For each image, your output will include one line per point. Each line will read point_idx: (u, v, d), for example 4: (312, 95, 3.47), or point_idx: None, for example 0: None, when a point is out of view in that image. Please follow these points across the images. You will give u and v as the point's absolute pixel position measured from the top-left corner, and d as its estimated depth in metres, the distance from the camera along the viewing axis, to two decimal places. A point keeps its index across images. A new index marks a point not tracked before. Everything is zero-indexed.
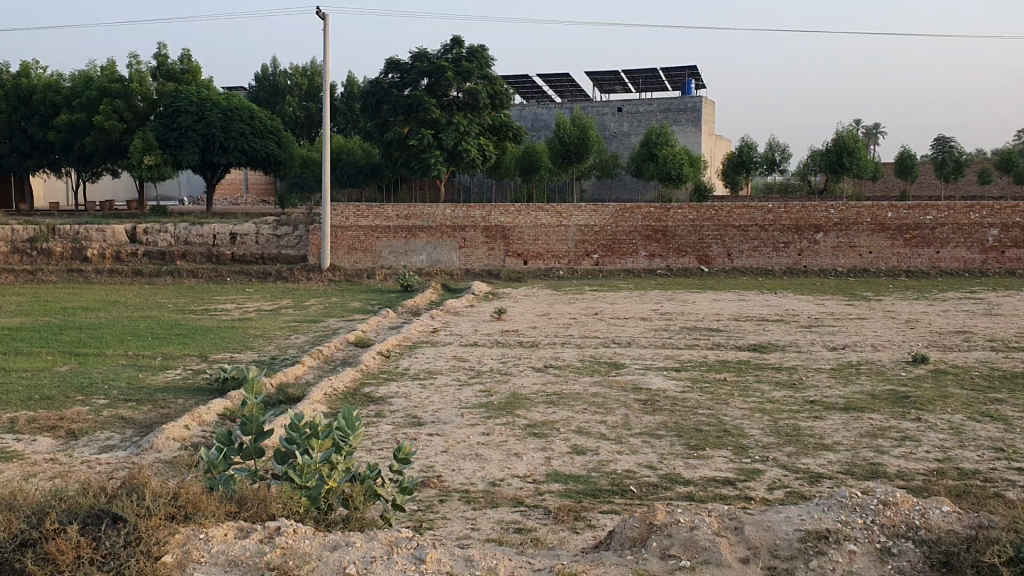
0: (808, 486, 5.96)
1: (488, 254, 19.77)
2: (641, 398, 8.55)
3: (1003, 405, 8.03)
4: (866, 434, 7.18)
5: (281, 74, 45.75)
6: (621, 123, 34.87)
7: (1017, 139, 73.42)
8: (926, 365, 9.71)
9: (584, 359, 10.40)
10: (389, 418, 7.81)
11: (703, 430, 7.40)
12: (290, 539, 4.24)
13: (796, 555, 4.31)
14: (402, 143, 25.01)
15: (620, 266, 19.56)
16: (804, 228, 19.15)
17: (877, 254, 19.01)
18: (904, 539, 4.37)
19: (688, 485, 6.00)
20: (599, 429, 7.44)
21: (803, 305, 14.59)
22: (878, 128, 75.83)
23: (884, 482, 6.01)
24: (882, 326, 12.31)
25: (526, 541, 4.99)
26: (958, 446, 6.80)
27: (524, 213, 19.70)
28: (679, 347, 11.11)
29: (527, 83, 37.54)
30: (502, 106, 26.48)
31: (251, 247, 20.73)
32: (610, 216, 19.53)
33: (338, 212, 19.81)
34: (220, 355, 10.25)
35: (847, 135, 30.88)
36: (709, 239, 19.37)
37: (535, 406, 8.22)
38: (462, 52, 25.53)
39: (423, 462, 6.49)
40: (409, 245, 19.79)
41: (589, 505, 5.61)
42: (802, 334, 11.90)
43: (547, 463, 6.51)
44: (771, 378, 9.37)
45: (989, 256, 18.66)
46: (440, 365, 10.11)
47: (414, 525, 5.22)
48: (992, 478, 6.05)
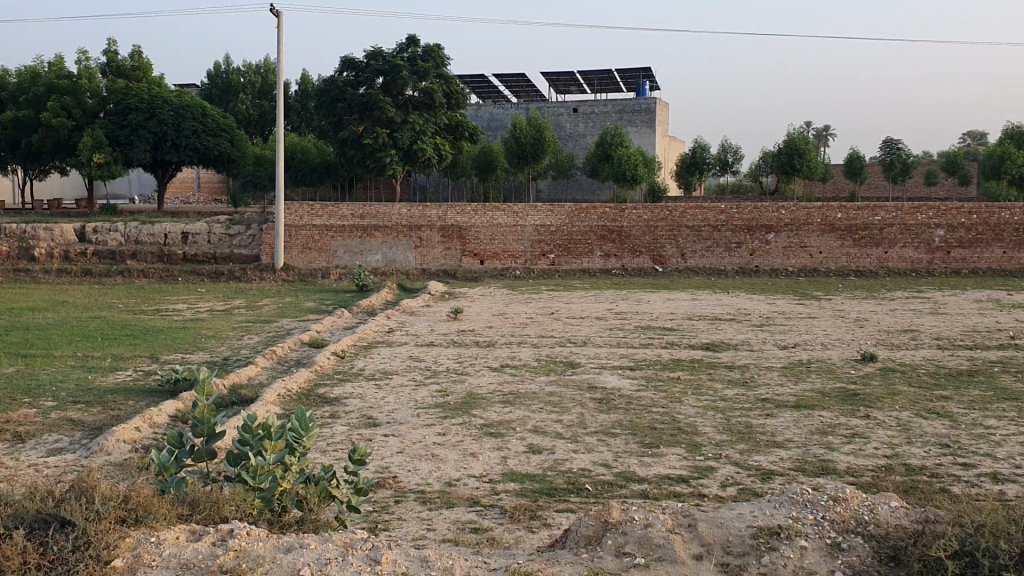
0: (759, 483, 6.04)
1: (443, 254, 19.72)
2: (596, 396, 8.60)
3: (949, 402, 8.21)
4: (816, 432, 7.30)
5: (234, 71, 45.18)
6: (577, 123, 34.99)
7: (961, 142, 75.26)
8: (874, 363, 9.90)
9: (539, 359, 10.42)
10: (344, 419, 7.77)
11: (657, 428, 7.47)
12: (242, 542, 4.20)
13: (748, 551, 4.37)
14: (357, 142, 24.86)
15: (575, 265, 19.64)
16: (755, 228, 19.40)
17: (826, 254, 19.33)
18: (853, 535, 4.46)
19: (643, 483, 6.06)
20: (554, 428, 7.47)
21: (755, 305, 14.78)
22: (828, 129, 77.29)
23: (834, 478, 6.12)
24: (832, 325, 12.51)
25: (482, 540, 5.00)
26: (905, 443, 6.93)
27: (479, 213, 19.69)
28: (634, 346, 11.19)
29: (483, 83, 37.53)
30: (458, 106, 26.44)
31: (203, 247, 20.45)
32: (566, 216, 19.61)
33: (292, 212, 19.64)
34: (172, 356, 10.12)
35: (798, 136, 31.34)
36: (663, 239, 19.54)
37: (490, 406, 8.22)
38: (418, 51, 25.43)
39: (379, 463, 6.47)
40: (364, 245, 19.69)
41: (545, 504, 5.63)
42: (755, 333, 12.04)
43: (503, 462, 6.52)
44: (724, 376, 9.48)
45: (935, 256, 19.05)
46: (395, 365, 10.07)
47: (369, 526, 5.20)
48: (938, 473, 6.19)
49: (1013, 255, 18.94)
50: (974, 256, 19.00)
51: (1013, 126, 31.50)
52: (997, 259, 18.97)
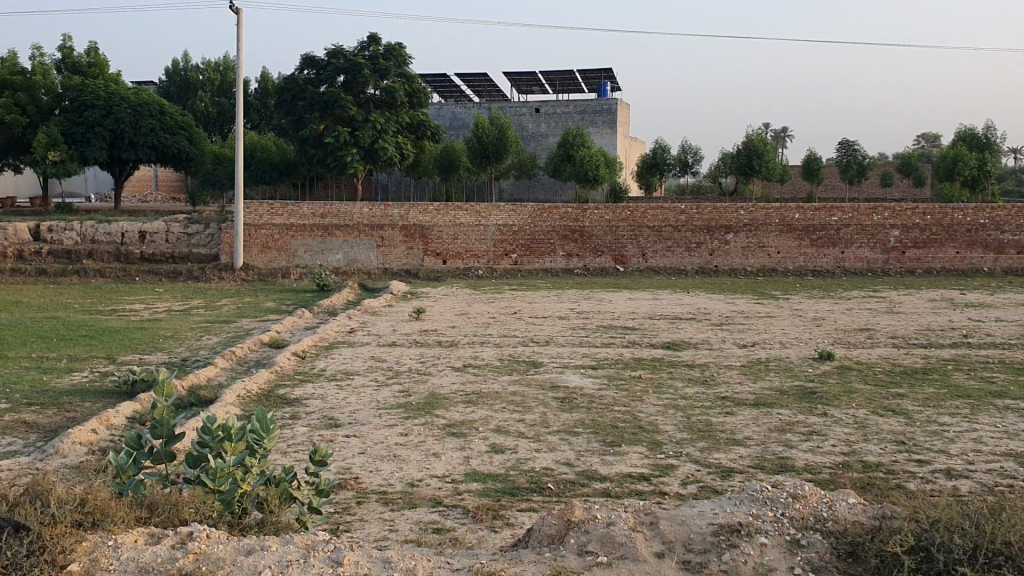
0: (719, 481, 6.10)
1: (405, 254, 19.64)
2: (558, 396, 8.62)
3: (903, 399, 8.36)
4: (775, 429, 7.39)
5: (193, 69, 44.60)
6: (539, 123, 35.04)
7: (916, 143, 76.63)
8: (831, 361, 10.05)
9: (502, 358, 10.42)
10: (304, 419, 7.72)
11: (619, 426, 7.51)
12: (202, 544, 4.16)
13: (709, 549, 4.41)
14: (318, 141, 24.64)
15: (537, 265, 19.68)
16: (715, 228, 19.58)
17: (785, 254, 19.56)
18: (812, 531, 4.52)
19: (604, 481, 6.09)
20: (516, 428, 7.47)
21: (715, 304, 14.92)
22: (786, 130, 78.33)
23: (792, 476, 6.20)
24: (791, 324, 12.67)
25: (445, 541, 5.00)
26: (862, 441, 7.04)
27: (442, 213, 19.63)
28: (596, 345, 11.24)
29: (445, 82, 37.45)
30: (420, 105, 26.36)
31: (160, 246, 20.15)
32: (528, 216, 19.63)
33: (252, 211, 19.46)
34: (129, 357, 9.97)
35: (756, 138, 31.68)
36: (624, 239, 19.64)
37: (453, 406, 8.21)
38: (379, 50, 25.29)
39: (340, 464, 6.43)
40: (325, 245, 19.55)
41: (507, 504, 5.63)
42: (715, 332, 12.15)
43: (465, 462, 6.51)
44: (684, 375, 9.57)
45: (891, 256, 19.38)
46: (356, 365, 10.01)
47: (330, 527, 5.18)
48: (893, 470, 6.30)
49: (966, 255, 19.31)
50: (928, 256, 19.34)
51: (965, 129, 32.11)
52: (950, 259, 19.32)
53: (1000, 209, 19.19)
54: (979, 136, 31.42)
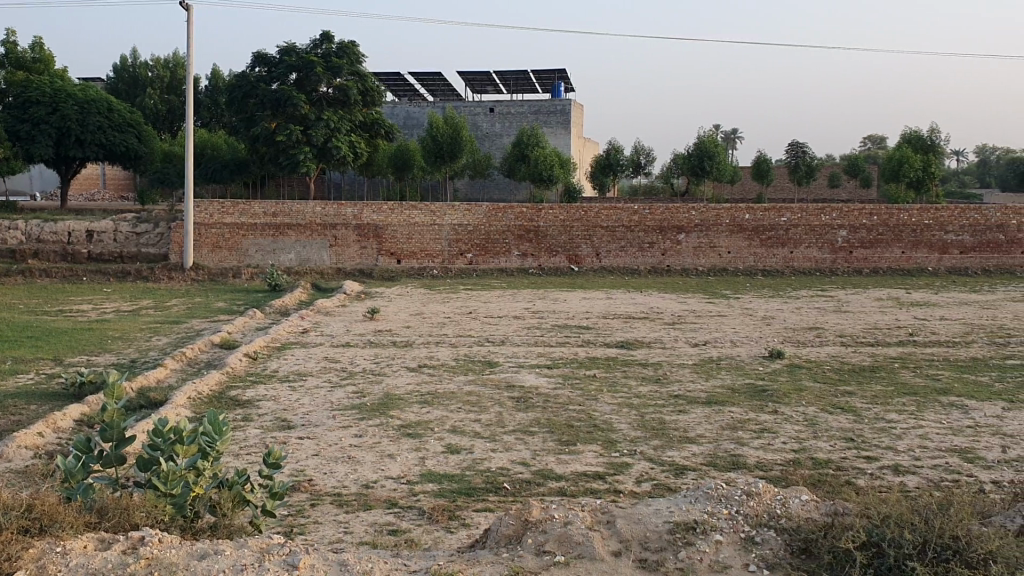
0: (673, 478, 6.15)
1: (359, 253, 19.50)
2: (514, 395, 8.62)
3: (852, 397, 8.50)
4: (727, 427, 7.47)
5: (141, 65, 43.80)
6: (493, 123, 35.00)
7: (863, 144, 78.16)
8: (781, 360, 10.19)
9: (458, 358, 10.40)
10: (256, 421, 7.62)
11: (575, 425, 7.54)
12: (154, 549, 4.07)
13: (665, 547, 4.44)
14: (269, 139, 24.35)
15: (492, 265, 19.66)
16: (668, 228, 19.74)
17: (735, 254, 19.80)
18: (766, 528, 4.58)
19: (560, 481, 6.10)
20: (473, 428, 7.45)
21: (668, 303, 15.05)
22: (736, 132, 79.51)
23: (744, 473, 6.27)
24: (741, 323, 12.84)
25: (401, 542, 4.97)
26: (812, 437, 7.15)
27: (397, 212, 19.52)
28: (551, 344, 11.28)
29: (398, 80, 37.25)
30: (374, 103, 26.18)
31: (108, 245, 19.76)
32: (483, 217, 19.60)
33: (202, 209, 19.18)
34: (77, 358, 9.76)
35: (707, 139, 31.97)
36: (579, 239, 19.71)
37: (409, 406, 8.18)
38: (332, 48, 25.12)
39: (294, 466, 6.36)
40: (277, 244, 19.34)
41: (463, 504, 5.62)
42: (667, 331, 12.27)
43: (421, 463, 6.49)
44: (638, 373, 9.63)
45: (838, 256, 19.72)
46: (310, 367, 9.89)
47: (285, 530, 5.12)
48: (843, 466, 6.41)
49: (912, 255, 19.70)
50: (875, 256, 19.73)
51: (910, 132, 32.74)
52: (896, 259, 19.71)
53: (944, 210, 19.64)
54: (924, 139, 32.07)
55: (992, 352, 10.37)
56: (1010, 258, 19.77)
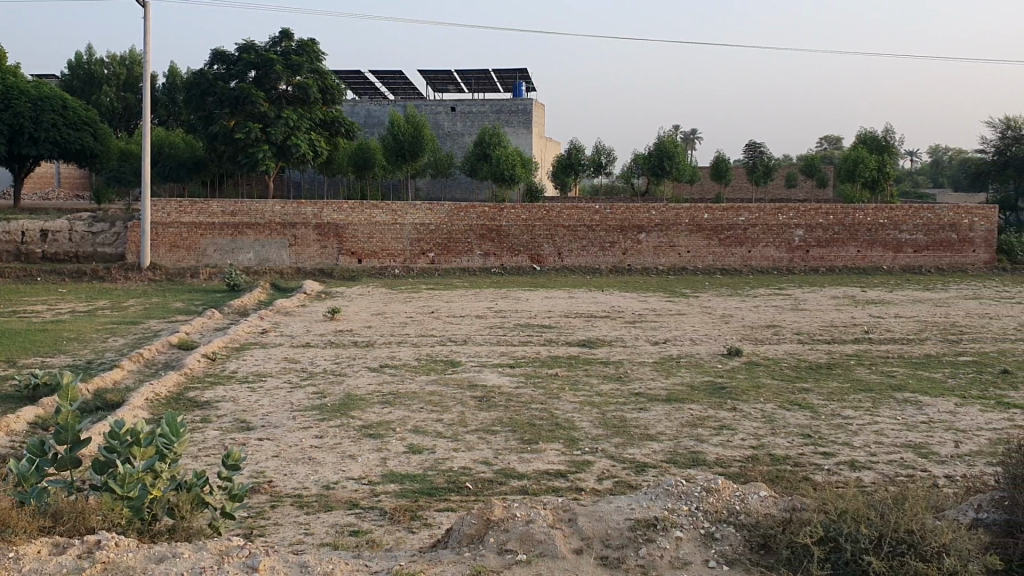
0: (634, 476, 6.20)
1: (320, 253, 19.36)
2: (476, 395, 8.61)
3: (809, 394, 8.63)
4: (687, 424, 7.54)
5: (96, 62, 43.09)
6: (455, 122, 34.90)
7: (821, 144, 79.40)
8: (740, 357, 10.31)
9: (419, 358, 10.38)
10: (215, 423, 7.54)
11: (537, 424, 7.56)
12: (111, 553, 4.02)
13: (626, 544, 4.47)
14: (228, 137, 24.06)
15: (454, 264, 19.64)
16: (629, 228, 19.85)
17: (694, 253, 19.97)
18: (725, 525, 4.64)
19: (522, 479, 6.11)
20: (435, 428, 7.44)
21: (629, 302, 15.12)
22: (695, 133, 80.26)
23: (704, 469, 6.33)
24: (700, 321, 12.98)
25: (363, 543, 4.95)
26: (770, 434, 7.25)
27: (358, 211, 19.40)
28: (514, 343, 11.31)
29: (358, 79, 37.04)
30: (334, 102, 26.01)
31: (63, 245, 19.43)
32: (445, 216, 19.53)
33: (159, 208, 18.92)
34: (30, 360, 9.58)
35: (667, 140, 32.17)
36: (540, 238, 19.75)
37: (370, 406, 8.15)
38: (291, 45, 24.94)
39: (253, 469, 6.30)
40: (236, 243, 19.13)
41: (425, 504, 5.61)
42: (627, 329, 12.35)
43: (383, 463, 6.47)
44: (599, 372, 9.68)
45: (795, 255, 19.98)
46: (270, 367, 9.82)
47: (245, 532, 5.08)
48: (801, 462, 6.49)
49: (867, 254, 20.01)
50: (831, 256, 20.00)
51: (865, 133, 33.24)
52: (852, 258, 20.01)
53: (899, 209, 19.95)
54: (879, 139, 32.57)
55: (945, 349, 10.58)
56: (961, 257, 20.19)
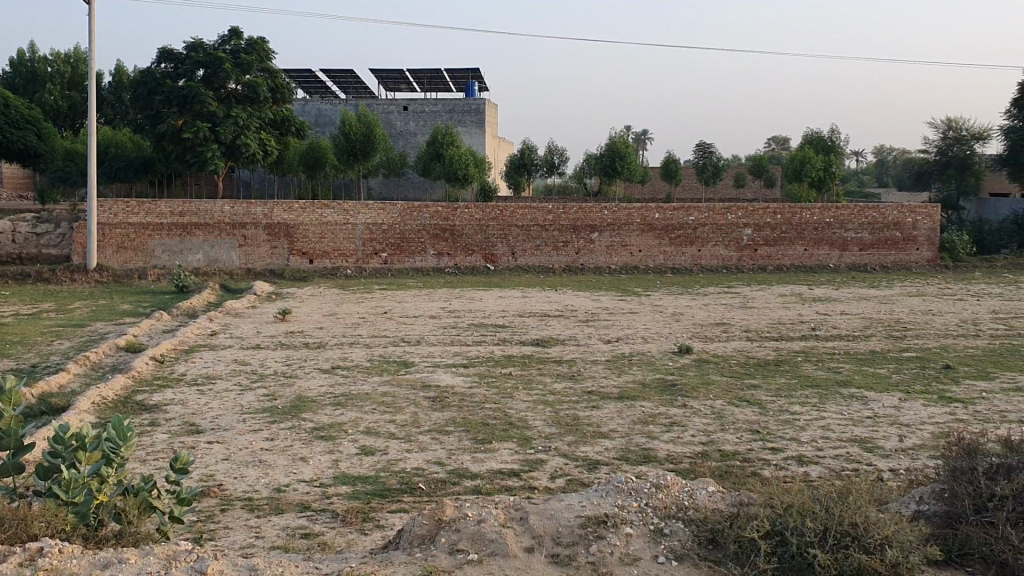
0: (586, 473, 6.24)
1: (270, 253, 19.17)
2: (429, 395, 8.60)
3: (758, 390, 8.74)
4: (638, 422, 7.60)
5: (40, 60, 42.20)
6: (407, 121, 34.75)
7: (770, 143, 80.50)
8: (690, 355, 10.41)
9: (372, 359, 10.34)
10: (164, 426, 7.43)
11: (491, 423, 7.57)
12: (53, 560, 3.95)
13: (577, 541, 4.50)
14: (175, 136, 23.70)
15: (407, 264, 19.56)
16: (581, 227, 19.94)
17: (645, 253, 20.13)
18: (675, 520, 4.69)
19: (476, 479, 6.11)
20: (387, 428, 7.42)
21: (581, 301, 15.19)
22: (646, 134, 80.71)
23: (654, 466, 6.39)
24: (651, 319, 13.09)
25: (314, 546, 4.92)
26: (719, 430, 7.34)
27: (308, 211, 19.23)
28: (467, 343, 11.30)
29: (310, 78, 36.74)
30: (284, 101, 25.76)
31: (6, 246, 19.00)
32: (397, 216, 19.44)
33: (105, 208, 18.59)
34: None
35: (619, 140, 32.40)
36: (493, 238, 19.75)
37: (321, 408, 8.09)
38: (240, 44, 24.67)
39: (203, 472, 6.22)
40: (184, 244, 18.86)
41: (377, 505, 5.59)
42: (580, 328, 12.42)
43: (335, 465, 6.43)
44: (553, 370, 9.72)
45: (743, 253, 20.25)
46: (219, 369, 9.72)
47: (193, 536, 5.02)
48: (749, 458, 6.58)
49: (814, 252, 20.34)
50: (779, 254, 20.30)
51: (811, 133, 33.84)
52: (799, 256, 20.32)
53: (844, 208, 20.31)
54: (825, 140, 33.16)
55: (889, 345, 10.79)
56: (905, 255, 20.60)
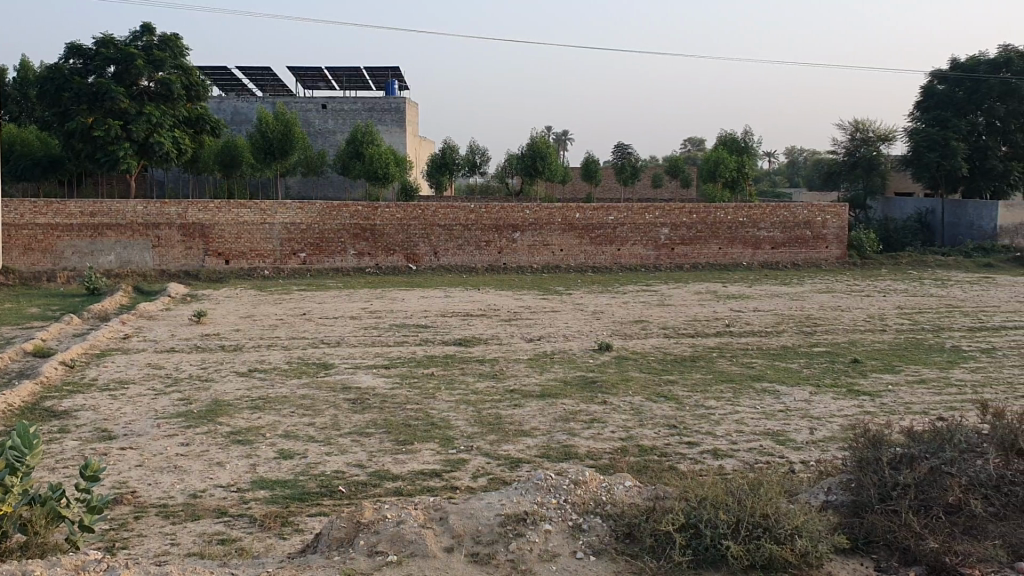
0: (508, 472, 6.26)
1: (185, 254, 18.75)
2: (350, 396, 8.54)
3: (674, 385, 8.93)
4: (560, 419, 7.67)
5: None
6: (326, 120, 34.31)
7: (687, 144, 81.97)
8: (609, 352, 10.56)
9: (291, 360, 10.23)
10: (74, 433, 7.21)
11: (412, 424, 7.54)
12: None
13: (496, 539, 4.51)
14: (85, 134, 22.98)
15: (326, 264, 19.33)
16: (503, 227, 19.98)
17: (567, 251, 20.27)
18: (593, 515, 4.76)
19: (396, 481, 6.09)
20: (306, 431, 7.33)
21: (504, 301, 15.20)
22: (566, 134, 81.31)
23: (575, 463, 6.46)
24: (572, 318, 13.19)
25: (231, 551, 4.84)
26: (638, 425, 7.45)
27: (224, 210, 18.86)
28: (389, 344, 11.23)
29: (226, 75, 36.00)
30: (198, 98, 25.19)
31: None
32: (316, 215, 19.18)
33: (11, 209, 17.91)
34: None
35: (539, 140, 32.52)
36: (415, 237, 19.66)
37: (239, 412, 7.96)
38: (153, 40, 24.08)
39: (115, 479, 6.06)
40: (96, 245, 18.31)
41: (296, 509, 5.53)
42: (502, 327, 12.47)
43: (253, 469, 6.33)
44: (475, 369, 9.75)
45: (662, 252, 20.57)
46: (133, 374, 9.46)
47: (106, 545, 4.89)
48: (667, 453, 6.70)
49: (729, 251, 20.79)
50: (696, 253, 20.68)
51: (726, 133, 34.48)
52: (715, 254, 20.74)
53: (757, 207, 20.79)
54: (739, 141, 33.91)
55: (800, 340, 11.10)
56: (816, 253, 21.20)
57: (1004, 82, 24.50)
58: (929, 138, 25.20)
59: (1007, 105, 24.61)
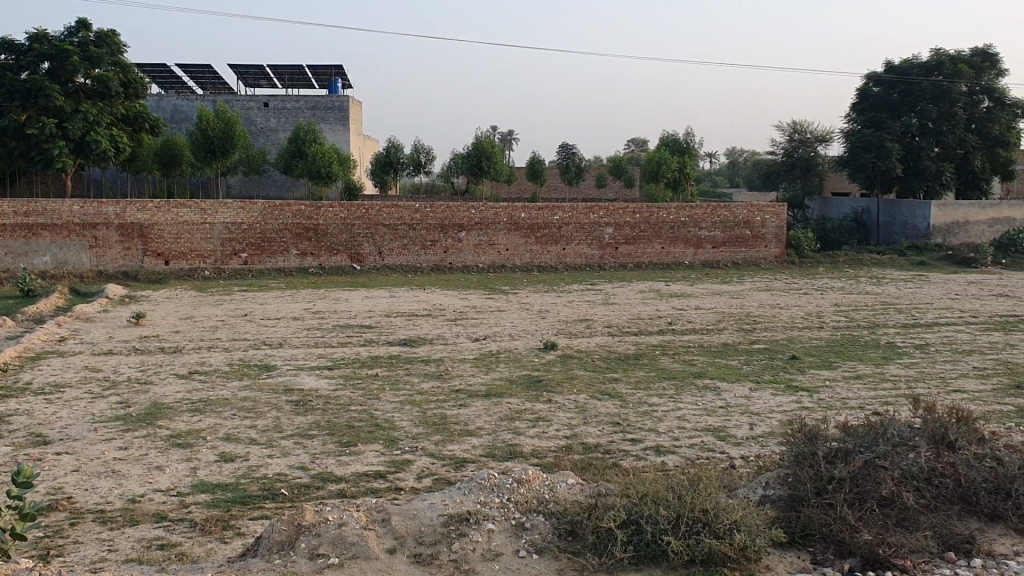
0: (452, 472, 6.27)
1: (123, 254, 18.38)
2: (293, 398, 8.45)
3: (618, 383, 9.00)
4: (504, 418, 7.69)
5: None
6: (268, 118, 33.89)
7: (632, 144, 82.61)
8: (554, 351, 10.61)
9: (232, 362, 10.10)
10: (7, 438, 7.04)
11: (355, 425, 7.50)
12: None
13: (439, 539, 4.51)
14: (18, 132, 22.46)
15: (268, 264, 19.11)
16: (448, 227, 19.93)
17: (512, 250, 20.31)
18: (535, 514, 4.78)
19: (339, 483, 6.05)
20: (247, 434, 7.25)
21: (450, 300, 15.18)
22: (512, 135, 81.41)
23: (519, 461, 6.48)
24: (518, 317, 13.21)
25: (171, 556, 4.77)
26: (582, 424, 7.50)
27: (163, 210, 18.52)
28: (332, 345, 11.13)
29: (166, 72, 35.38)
30: (137, 95, 24.67)
31: None
32: (257, 215, 18.95)
33: None
34: None
35: (484, 140, 32.48)
36: (359, 237, 19.53)
37: (178, 414, 7.84)
38: (89, 36, 23.58)
39: (50, 485, 5.92)
40: (30, 245, 17.86)
41: (238, 513, 5.46)
42: (446, 327, 12.44)
43: (193, 473, 6.24)
44: (420, 370, 9.72)
45: (606, 251, 20.73)
46: (69, 376, 9.26)
47: (40, 553, 4.79)
48: (610, 450, 6.76)
49: (671, 250, 21.02)
50: (639, 252, 20.88)
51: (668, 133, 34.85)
52: (658, 254, 20.95)
53: (698, 207, 21.05)
54: (681, 142, 34.31)
55: (740, 338, 11.26)
56: (756, 252, 21.54)
57: (936, 85, 25.15)
58: (865, 139, 25.76)
59: (938, 107, 25.24)
